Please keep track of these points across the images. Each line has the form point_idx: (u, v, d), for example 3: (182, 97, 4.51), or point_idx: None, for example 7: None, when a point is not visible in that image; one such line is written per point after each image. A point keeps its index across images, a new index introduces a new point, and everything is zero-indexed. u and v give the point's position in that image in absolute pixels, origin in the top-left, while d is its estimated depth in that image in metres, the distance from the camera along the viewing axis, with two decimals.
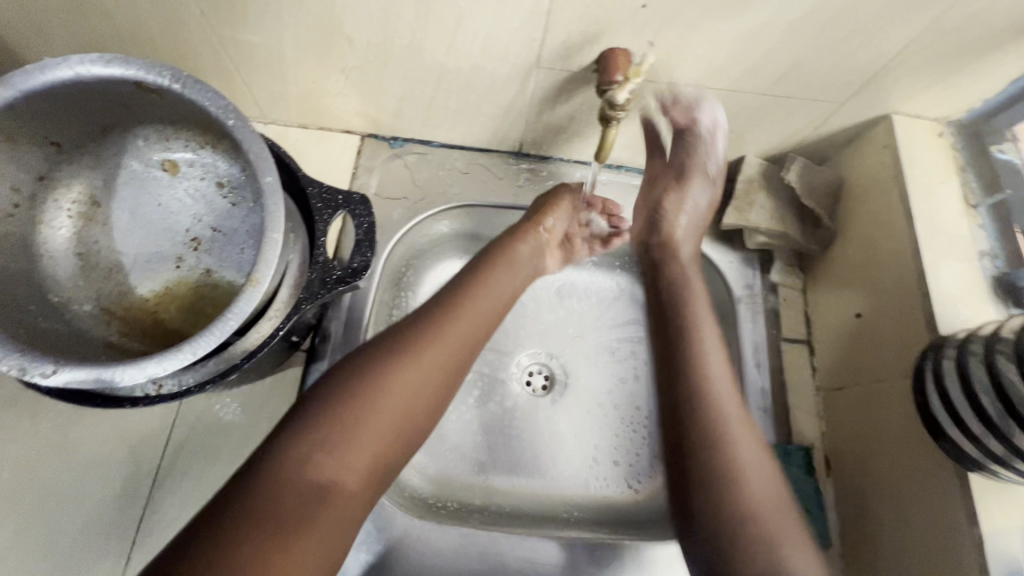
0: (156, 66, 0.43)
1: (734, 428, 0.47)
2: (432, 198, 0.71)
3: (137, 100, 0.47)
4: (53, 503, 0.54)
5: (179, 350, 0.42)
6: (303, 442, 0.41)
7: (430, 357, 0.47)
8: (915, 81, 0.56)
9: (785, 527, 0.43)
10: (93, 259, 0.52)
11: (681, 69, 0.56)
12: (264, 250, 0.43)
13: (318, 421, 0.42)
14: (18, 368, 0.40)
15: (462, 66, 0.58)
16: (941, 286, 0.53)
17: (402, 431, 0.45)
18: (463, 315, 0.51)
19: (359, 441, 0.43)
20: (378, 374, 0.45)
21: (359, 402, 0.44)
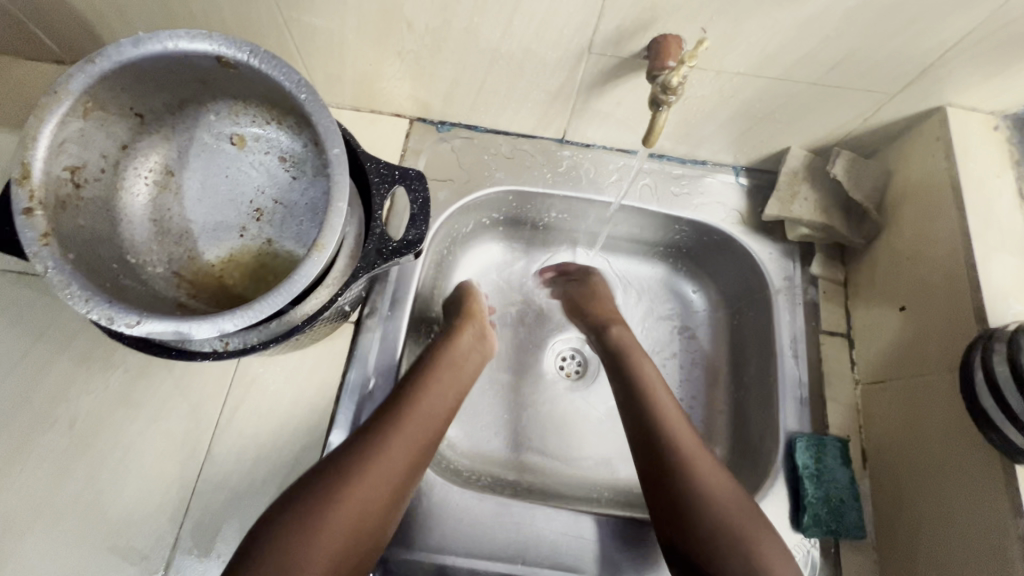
0: (236, 41, 0.46)
1: (692, 455, 0.54)
2: (477, 181, 0.73)
3: (215, 75, 0.50)
4: (120, 451, 0.58)
5: (249, 309, 0.45)
6: (269, 560, 0.44)
7: (383, 462, 0.50)
8: (972, 72, 0.55)
9: (763, 543, 0.49)
10: (166, 225, 0.55)
11: (732, 57, 0.57)
12: (329, 218, 0.46)
13: (280, 539, 0.45)
14: (106, 317, 0.43)
15: (514, 51, 0.60)
16: (991, 280, 0.53)
17: (365, 530, 0.48)
18: (414, 418, 0.54)
19: (319, 548, 0.45)
20: (342, 479, 0.48)
21: (321, 514, 0.46)
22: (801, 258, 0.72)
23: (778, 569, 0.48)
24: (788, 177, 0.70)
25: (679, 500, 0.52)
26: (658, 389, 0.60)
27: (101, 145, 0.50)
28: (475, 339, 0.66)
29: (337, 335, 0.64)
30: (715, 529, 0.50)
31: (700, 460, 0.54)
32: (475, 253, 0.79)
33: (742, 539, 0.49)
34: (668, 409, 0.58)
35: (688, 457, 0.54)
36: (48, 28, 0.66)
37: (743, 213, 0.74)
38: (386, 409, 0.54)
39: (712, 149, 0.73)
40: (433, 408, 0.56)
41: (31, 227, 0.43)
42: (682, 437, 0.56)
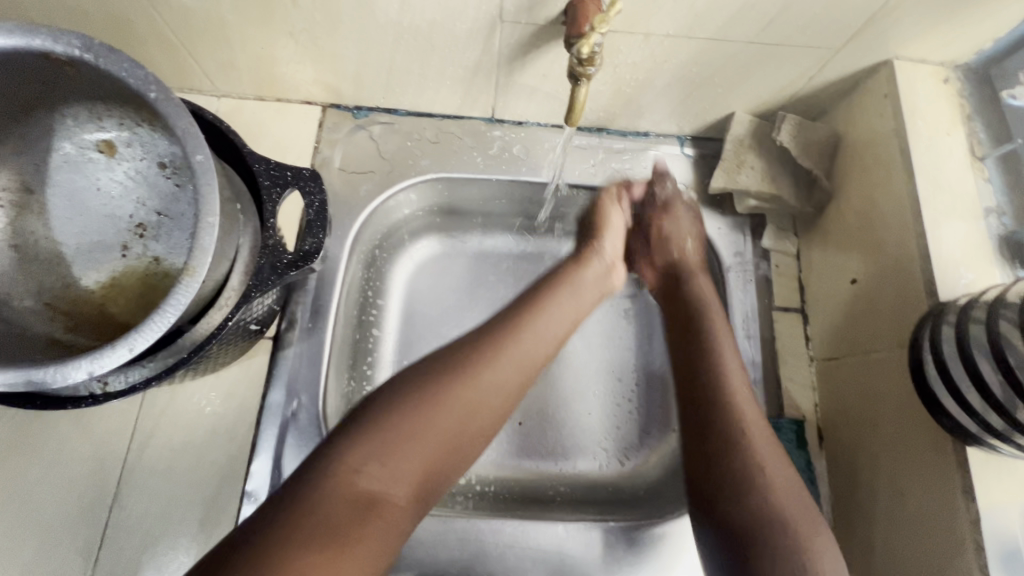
0: (62, 35, 0.39)
1: (738, 396, 0.49)
2: (401, 170, 0.67)
3: (54, 75, 0.43)
4: (16, 503, 0.52)
5: (115, 348, 0.39)
6: (353, 454, 0.39)
7: (489, 368, 0.45)
8: (917, 22, 0.51)
9: (819, 545, 0.41)
10: (31, 252, 0.49)
11: (658, 18, 0.51)
12: (199, 235, 0.40)
13: (370, 429, 0.40)
14: None
15: (419, 23, 0.53)
16: (942, 248, 0.49)
17: (454, 450, 0.42)
18: (508, 352, 0.46)
19: (391, 470, 0.39)
20: (430, 396, 0.42)
21: (418, 407, 0.41)
22: (752, 231, 0.68)
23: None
24: (734, 146, 0.65)
25: (733, 473, 0.44)
26: (726, 344, 0.54)
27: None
28: (602, 274, 0.59)
29: (254, 353, 0.59)
30: (781, 523, 0.41)
31: (745, 410, 0.48)
32: (410, 246, 0.73)
33: (802, 529, 0.41)
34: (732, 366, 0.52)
35: (746, 422, 0.47)
36: None
37: (691, 186, 0.69)
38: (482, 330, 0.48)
39: (654, 119, 0.68)
40: (534, 357, 0.48)
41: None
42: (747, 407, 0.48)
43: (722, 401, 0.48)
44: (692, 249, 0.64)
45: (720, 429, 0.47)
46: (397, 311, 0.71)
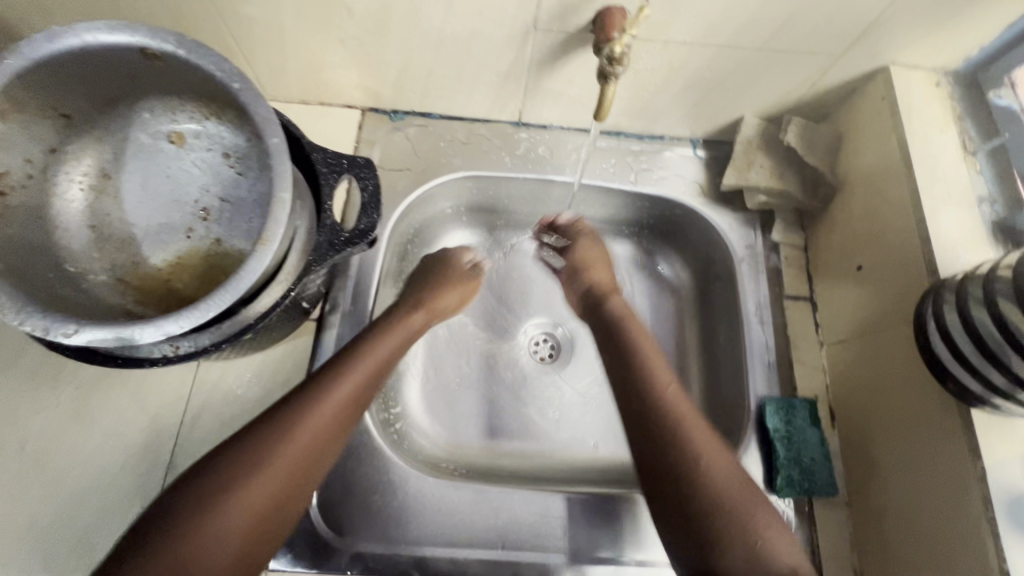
0: (160, 32, 0.44)
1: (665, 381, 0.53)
2: (435, 169, 0.72)
3: (144, 70, 0.48)
4: (75, 470, 0.55)
5: (195, 310, 0.43)
6: (179, 523, 0.40)
7: (288, 444, 0.45)
8: (910, 31, 0.56)
9: (767, 527, 0.44)
10: (106, 231, 0.53)
11: (677, 26, 0.56)
12: (274, 210, 0.44)
13: (194, 493, 0.42)
14: (41, 328, 0.41)
15: (460, 31, 0.59)
16: (941, 231, 0.54)
17: (269, 509, 0.43)
18: (340, 382, 0.50)
19: (249, 499, 0.42)
20: (259, 436, 0.45)
21: (222, 477, 0.42)
22: (762, 226, 0.72)
23: (785, 550, 0.43)
24: (743, 146, 0.70)
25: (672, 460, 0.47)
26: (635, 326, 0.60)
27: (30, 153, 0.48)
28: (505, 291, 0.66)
29: (299, 333, 0.62)
30: (715, 482, 0.46)
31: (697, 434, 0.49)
32: (438, 242, 0.78)
33: (750, 508, 0.44)
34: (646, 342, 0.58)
35: (651, 364, 0.55)
36: None
37: (702, 185, 0.74)
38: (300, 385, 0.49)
39: (669, 122, 0.73)
40: (358, 376, 0.51)
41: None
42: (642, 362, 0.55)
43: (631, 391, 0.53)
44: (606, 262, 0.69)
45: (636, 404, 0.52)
46: None
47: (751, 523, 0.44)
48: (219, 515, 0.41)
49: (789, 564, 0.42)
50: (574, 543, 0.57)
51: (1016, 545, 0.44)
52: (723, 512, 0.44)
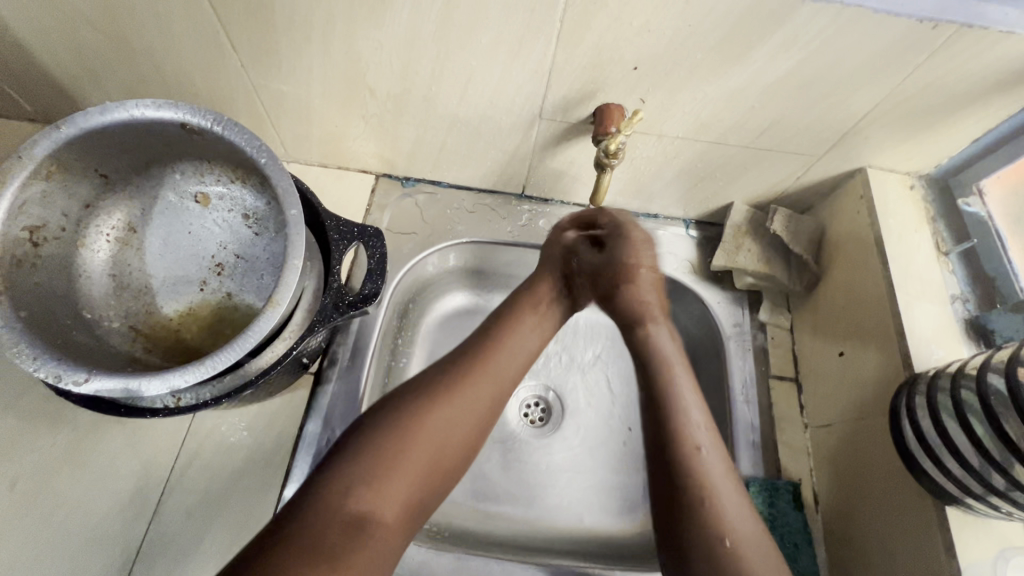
0: (201, 110, 0.49)
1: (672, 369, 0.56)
2: (441, 233, 0.76)
3: (181, 140, 0.52)
4: (61, 514, 0.56)
5: (201, 364, 0.45)
6: (343, 480, 0.44)
7: (448, 409, 0.50)
8: (883, 140, 0.61)
9: (727, 495, 0.47)
10: (125, 280, 0.56)
11: (670, 123, 0.62)
12: (285, 274, 0.48)
13: (362, 455, 0.45)
14: (54, 375, 0.43)
15: (472, 115, 0.64)
16: (916, 327, 0.57)
17: (432, 471, 0.48)
18: (478, 380, 0.53)
19: (401, 485, 0.45)
20: (408, 423, 0.48)
21: (394, 437, 0.47)
22: (750, 306, 0.75)
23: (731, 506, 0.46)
24: (733, 231, 0.74)
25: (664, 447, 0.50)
26: (671, 356, 0.58)
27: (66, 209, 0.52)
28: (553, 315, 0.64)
29: (297, 387, 0.64)
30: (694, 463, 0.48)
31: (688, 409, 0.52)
32: (439, 302, 0.81)
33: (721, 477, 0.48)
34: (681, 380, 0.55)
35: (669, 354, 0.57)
36: (18, 86, 0.69)
37: (694, 263, 0.78)
38: (444, 375, 0.52)
39: (663, 203, 0.78)
40: (496, 375, 0.54)
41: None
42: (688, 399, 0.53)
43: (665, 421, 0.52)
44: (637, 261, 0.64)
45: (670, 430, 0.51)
46: (421, 360, 0.77)
47: (707, 494, 0.47)
48: (387, 475, 0.45)
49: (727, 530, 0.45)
50: None
51: None
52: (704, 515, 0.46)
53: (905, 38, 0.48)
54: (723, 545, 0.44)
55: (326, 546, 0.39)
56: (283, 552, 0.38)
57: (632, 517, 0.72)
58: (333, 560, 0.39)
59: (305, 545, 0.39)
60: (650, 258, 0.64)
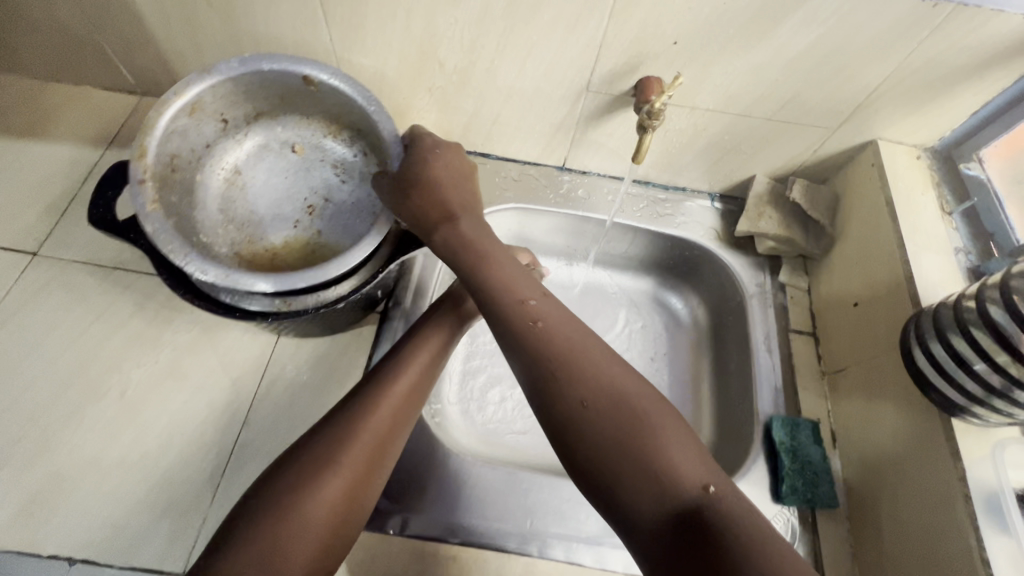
0: (320, 64, 0.60)
1: (555, 325, 0.47)
2: (490, 199, 0.84)
3: (295, 92, 0.63)
4: (165, 419, 0.63)
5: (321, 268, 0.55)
6: (268, 516, 0.44)
7: (366, 431, 0.50)
8: (892, 112, 0.69)
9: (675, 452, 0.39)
10: (231, 213, 0.64)
11: (702, 96, 0.70)
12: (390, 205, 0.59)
13: (281, 491, 0.45)
14: (224, 275, 0.52)
15: (526, 88, 0.73)
16: (923, 273, 0.64)
17: (352, 496, 0.48)
18: (361, 433, 0.50)
19: (296, 551, 0.43)
20: (282, 502, 0.44)
21: (312, 464, 0.47)
22: (770, 269, 0.82)
23: (684, 460, 0.39)
24: (755, 200, 0.82)
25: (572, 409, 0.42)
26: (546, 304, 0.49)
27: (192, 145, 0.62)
28: None
29: (366, 323, 0.72)
30: (612, 420, 0.41)
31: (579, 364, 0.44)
32: None
33: (661, 432, 0.40)
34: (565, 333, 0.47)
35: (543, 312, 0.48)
36: (130, 60, 0.79)
37: (719, 231, 0.85)
38: (325, 433, 0.49)
39: (691, 177, 0.86)
40: (379, 428, 0.51)
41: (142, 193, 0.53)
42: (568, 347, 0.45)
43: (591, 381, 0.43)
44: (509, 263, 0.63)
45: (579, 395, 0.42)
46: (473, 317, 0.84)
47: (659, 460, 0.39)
48: (308, 504, 0.45)
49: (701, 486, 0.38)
50: (596, 530, 0.62)
51: (994, 534, 0.50)
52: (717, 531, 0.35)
53: (908, 16, 0.57)
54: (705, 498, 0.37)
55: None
56: None
57: None
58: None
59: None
60: (502, 248, 0.56)
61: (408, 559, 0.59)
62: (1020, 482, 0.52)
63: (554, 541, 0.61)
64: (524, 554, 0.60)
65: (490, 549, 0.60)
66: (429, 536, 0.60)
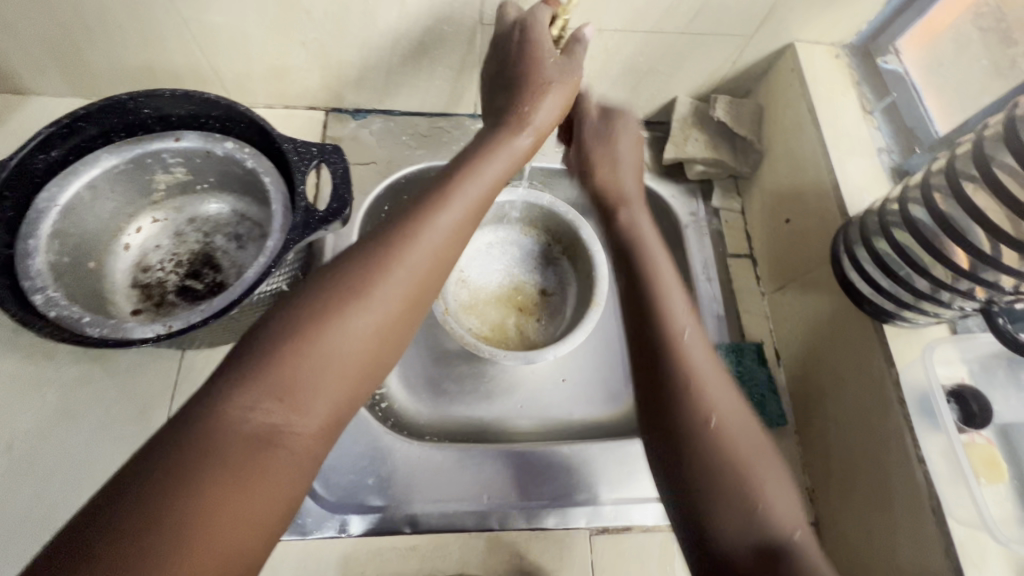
0: (247, 142, 0.61)
1: (686, 338, 0.45)
2: (399, 161, 0.77)
3: (203, 161, 0.63)
4: (67, 465, 0.57)
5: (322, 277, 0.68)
6: (246, 386, 0.34)
7: (382, 290, 0.40)
8: (806, 10, 0.65)
9: (771, 488, 0.39)
10: (69, 243, 0.57)
11: (606, 16, 0.63)
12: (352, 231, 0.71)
13: (274, 348, 0.36)
14: (90, 318, 0.50)
15: (414, 29, 0.64)
16: (849, 180, 0.62)
17: (366, 363, 0.38)
18: (394, 277, 0.40)
19: (288, 418, 0.34)
20: (299, 336, 0.36)
21: (315, 319, 0.37)
22: (703, 195, 0.79)
23: (784, 512, 0.38)
24: (680, 124, 0.76)
25: (712, 455, 0.40)
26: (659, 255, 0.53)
27: (67, 173, 0.57)
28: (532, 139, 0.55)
29: None
30: (718, 449, 0.40)
31: (715, 390, 0.43)
32: None
33: (749, 463, 0.40)
34: (676, 296, 0.49)
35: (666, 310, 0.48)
36: None
37: (647, 161, 0.81)
38: (351, 268, 0.40)
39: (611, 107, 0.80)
40: (417, 274, 0.42)
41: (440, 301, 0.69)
42: (676, 304, 0.48)
43: (662, 313, 0.47)
44: (591, 132, 0.63)
45: (664, 333, 0.46)
46: None
47: (751, 486, 0.39)
48: (308, 365, 0.36)
49: (787, 524, 0.38)
50: (555, 491, 0.61)
51: (924, 431, 0.50)
52: (746, 470, 0.39)
53: None
54: (793, 538, 0.37)
55: (232, 471, 0.31)
56: (152, 474, 0.30)
57: (617, 402, 0.74)
58: (226, 489, 0.31)
59: (194, 461, 0.31)
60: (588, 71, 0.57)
61: (366, 556, 0.57)
62: (949, 377, 0.52)
63: (514, 512, 0.60)
64: (486, 529, 0.59)
65: (450, 532, 0.59)
66: (389, 530, 0.58)
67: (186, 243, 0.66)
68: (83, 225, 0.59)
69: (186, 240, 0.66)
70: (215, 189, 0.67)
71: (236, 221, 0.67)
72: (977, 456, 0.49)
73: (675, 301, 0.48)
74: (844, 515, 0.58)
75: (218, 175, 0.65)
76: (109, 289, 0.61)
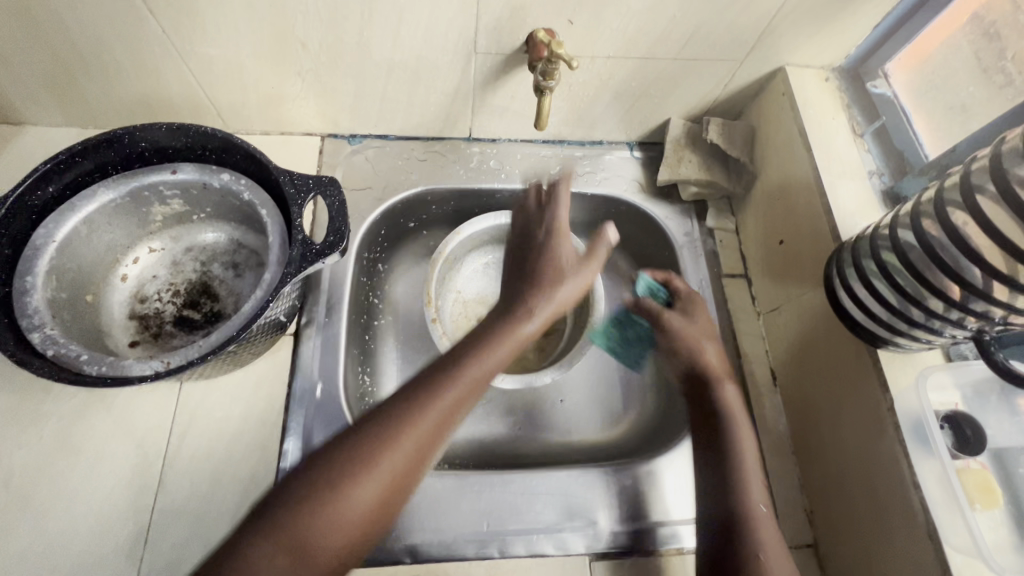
0: (243, 174, 0.61)
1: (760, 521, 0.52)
2: (396, 185, 0.77)
3: (200, 193, 0.63)
4: (65, 499, 0.57)
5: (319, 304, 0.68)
6: (291, 503, 0.39)
7: (413, 436, 0.43)
8: (796, 35, 0.65)
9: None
10: (65, 278, 0.57)
11: (598, 44, 0.64)
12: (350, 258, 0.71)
13: (320, 472, 0.41)
14: (86, 356, 0.50)
15: (409, 59, 0.65)
16: (841, 203, 0.63)
17: (400, 481, 0.42)
18: (423, 420, 0.44)
19: (323, 532, 0.39)
20: (336, 466, 0.41)
21: (356, 449, 0.41)
22: (697, 215, 0.80)
23: None
24: (673, 146, 0.77)
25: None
26: (747, 446, 0.58)
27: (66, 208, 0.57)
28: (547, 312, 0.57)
29: (279, 347, 0.65)
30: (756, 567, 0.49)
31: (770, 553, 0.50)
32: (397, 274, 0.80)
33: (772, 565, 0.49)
34: (751, 463, 0.57)
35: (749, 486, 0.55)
36: None
37: (642, 182, 0.81)
38: (392, 405, 0.44)
39: (606, 129, 0.80)
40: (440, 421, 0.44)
41: (438, 327, 0.69)
42: (754, 488, 0.55)
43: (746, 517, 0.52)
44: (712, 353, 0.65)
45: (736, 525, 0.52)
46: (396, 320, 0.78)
47: None
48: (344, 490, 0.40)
49: None
50: (554, 517, 0.61)
51: (919, 457, 0.51)
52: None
53: None
54: None
55: None
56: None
57: (616, 424, 0.74)
58: None
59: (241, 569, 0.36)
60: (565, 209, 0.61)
61: None
62: (943, 402, 0.53)
63: (514, 539, 0.60)
64: (486, 557, 0.59)
65: (449, 561, 0.59)
66: (388, 560, 0.58)
67: (183, 272, 0.66)
68: (79, 260, 0.59)
69: (183, 269, 0.66)
70: (212, 219, 0.67)
71: (233, 249, 0.68)
72: (972, 481, 0.50)
73: (754, 476, 0.56)
74: (842, 539, 0.58)
75: (215, 206, 0.65)
76: (105, 322, 0.61)
